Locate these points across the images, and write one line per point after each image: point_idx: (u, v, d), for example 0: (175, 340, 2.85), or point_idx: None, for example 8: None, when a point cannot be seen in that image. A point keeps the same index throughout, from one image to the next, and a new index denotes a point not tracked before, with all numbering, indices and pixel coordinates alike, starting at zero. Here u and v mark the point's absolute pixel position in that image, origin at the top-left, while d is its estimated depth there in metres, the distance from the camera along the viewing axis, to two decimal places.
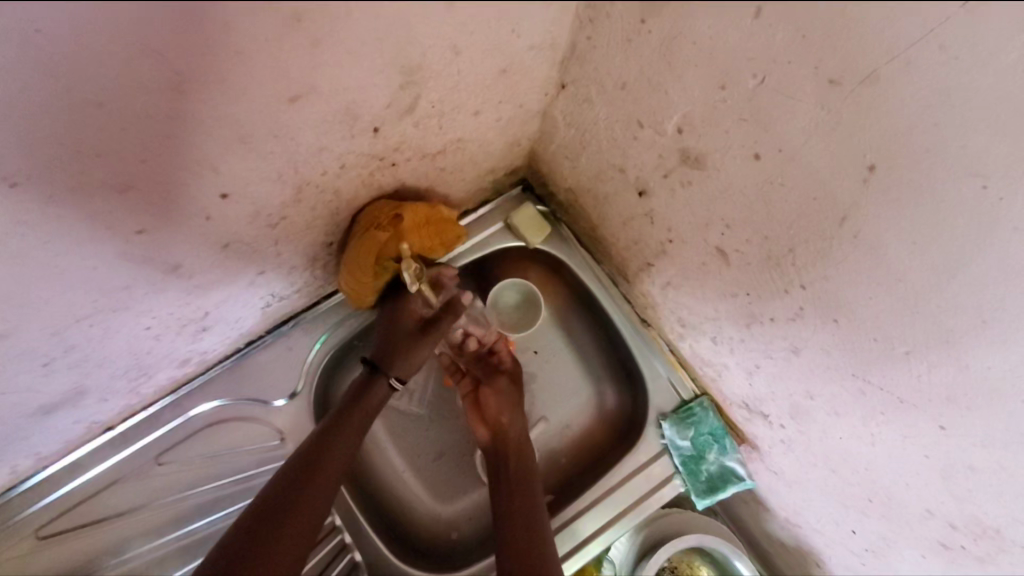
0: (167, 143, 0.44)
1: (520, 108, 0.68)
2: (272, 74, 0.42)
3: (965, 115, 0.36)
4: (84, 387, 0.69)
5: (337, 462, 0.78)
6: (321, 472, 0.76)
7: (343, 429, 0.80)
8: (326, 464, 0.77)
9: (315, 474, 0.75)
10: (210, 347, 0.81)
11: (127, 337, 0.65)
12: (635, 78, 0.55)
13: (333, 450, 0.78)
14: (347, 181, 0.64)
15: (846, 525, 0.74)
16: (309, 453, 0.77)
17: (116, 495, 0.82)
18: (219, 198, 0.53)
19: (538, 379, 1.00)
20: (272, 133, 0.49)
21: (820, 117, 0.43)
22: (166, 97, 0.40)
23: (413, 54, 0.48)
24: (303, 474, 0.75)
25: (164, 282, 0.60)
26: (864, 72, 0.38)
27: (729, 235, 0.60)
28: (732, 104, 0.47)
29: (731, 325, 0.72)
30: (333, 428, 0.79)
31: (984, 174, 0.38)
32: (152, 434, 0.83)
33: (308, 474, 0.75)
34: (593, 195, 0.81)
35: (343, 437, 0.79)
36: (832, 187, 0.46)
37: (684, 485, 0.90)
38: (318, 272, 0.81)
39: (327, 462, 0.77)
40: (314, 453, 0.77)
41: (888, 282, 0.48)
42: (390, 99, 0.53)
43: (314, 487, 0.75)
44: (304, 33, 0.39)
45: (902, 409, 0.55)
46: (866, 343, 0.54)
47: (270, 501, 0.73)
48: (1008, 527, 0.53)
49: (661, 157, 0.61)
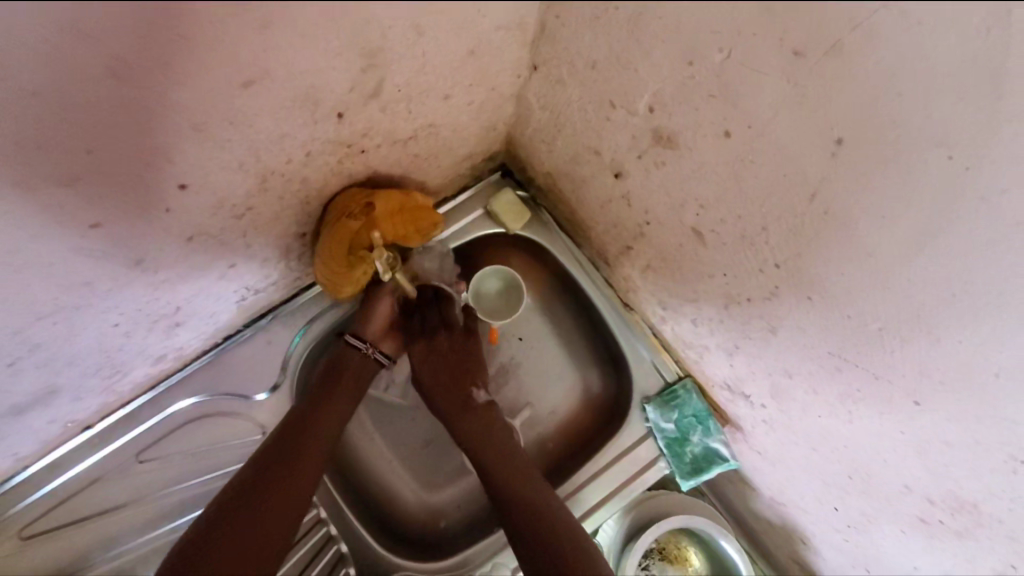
0: (114, 132, 0.42)
1: (493, 92, 0.67)
2: (220, 59, 0.41)
3: (930, 85, 0.35)
4: (54, 387, 0.68)
5: (306, 466, 0.76)
6: (287, 476, 0.74)
7: (308, 430, 0.78)
8: (293, 466, 0.75)
9: (286, 473, 0.74)
10: (185, 342, 0.79)
11: (95, 334, 0.64)
12: (603, 58, 0.53)
13: (325, 409, 0.80)
14: (315, 169, 0.62)
15: (828, 502, 0.74)
16: (272, 454, 0.75)
17: (97, 494, 0.81)
18: (178, 189, 0.52)
19: (522, 365, 1.00)
20: (227, 120, 0.47)
21: (785, 90, 0.42)
22: (106, 85, 0.39)
23: (374, 35, 0.46)
24: (262, 476, 0.73)
25: (128, 277, 0.59)
26: (827, 42, 0.36)
27: (704, 215, 0.60)
28: (700, 81, 0.46)
29: (710, 307, 0.71)
30: (296, 429, 0.78)
31: (949, 144, 0.37)
32: (131, 432, 0.82)
33: (271, 478, 0.73)
34: (570, 179, 0.80)
35: (307, 439, 0.77)
36: (801, 163, 0.46)
37: (668, 466, 0.90)
38: (293, 263, 0.80)
39: (293, 464, 0.75)
40: (307, 412, 0.79)
41: (859, 259, 0.48)
42: (352, 84, 0.52)
43: (280, 489, 0.73)
44: (250, 14, 0.38)
45: (877, 386, 0.55)
46: (841, 321, 0.54)
47: (230, 501, 0.71)
48: (985, 502, 0.53)
49: (633, 138, 0.60)
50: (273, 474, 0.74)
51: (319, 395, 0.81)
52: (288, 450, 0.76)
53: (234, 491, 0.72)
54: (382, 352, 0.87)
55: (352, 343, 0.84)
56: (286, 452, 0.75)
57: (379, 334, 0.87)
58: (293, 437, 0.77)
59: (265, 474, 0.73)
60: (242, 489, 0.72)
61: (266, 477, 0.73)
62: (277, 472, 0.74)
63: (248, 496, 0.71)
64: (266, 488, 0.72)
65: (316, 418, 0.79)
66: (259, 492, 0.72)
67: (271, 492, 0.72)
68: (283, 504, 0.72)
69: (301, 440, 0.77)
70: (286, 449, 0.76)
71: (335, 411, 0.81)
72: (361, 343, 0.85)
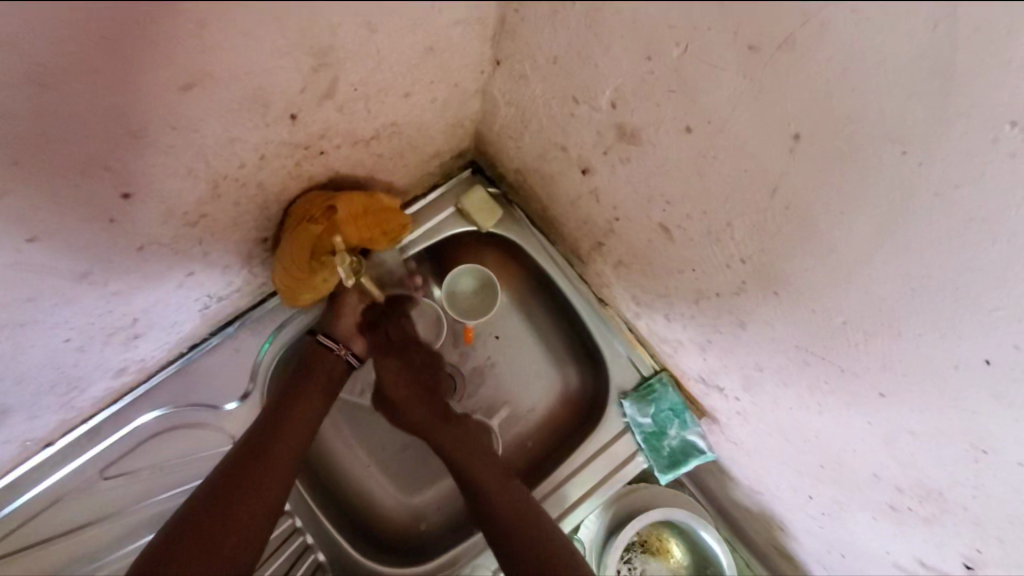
0: (40, 141, 0.40)
1: (456, 88, 0.65)
2: (156, 63, 0.39)
3: (883, 77, 0.34)
4: (5, 407, 0.65)
5: (278, 462, 0.74)
6: (259, 483, 0.71)
7: (276, 432, 0.75)
8: (261, 471, 0.72)
9: (259, 474, 0.72)
10: (147, 354, 0.77)
11: (45, 351, 0.62)
12: (564, 54, 0.51)
13: (302, 409, 0.78)
14: (271, 172, 0.61)
15: (803, 491, 0.75)
16: (236, 461, 0.72)
17: (58, 515, 0.77)
18: (121, 199, 0.50)
19: (498, 364, 0.99)
20: (169, 126, 0.45)
21: (743, 85, 0.41)
22: (26, 91, 0.37)
23: (321, 34, 0.43)
24: (227, 482, 0.70)
25: (74, 290, 0.56)
26: (781, 36, 0.35)
27: (671, 210, 0.59)
28: (659, 76, 0.45)
29: (681, 301, 0.71)
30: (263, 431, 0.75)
31: (905, 139, 0.36)
32: (94, 448, 0.79)
33: (238, 484, 0.70)
34: (540, 175, 0.79)
35: (274, 441, 0.75)
36: (762, 159, 0.45)
37: (646, 460, 0.90)
38: (257, 269, 0.78)
39: (260, 468, 0.72)
40: (282, 411, 0.77)
41: (820, 253, 0.48)
42: (304, 84, 0.49)
43: (249, 495, 0.70)
44: (181, 16, 0.35)
45: (843, 378, 0.56)
46: (806, 313, 0.54)
47: (196, 506, 0.68)
48: (949, 488, 0.54)
49: (599, 133, 0.59)
50: (240, 479, 0.71)
51: (285, 397, 0.78)
52: (255, 455, 0.73)
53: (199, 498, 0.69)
54: (354, 353, 0.85)
55: (324, 343, 0.82)
56: (254, 458, 0.73)
57: (348, 333, 0.84)
58: (265, 434, 0.75)
59: (234, 480, 0.71)
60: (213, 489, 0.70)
61: (239, 482, 0.71)
62: (242, 477, 0.71)
63: (220, 495, 0.69)
64: (233, 493, 0.70)
65: (288, 422, 0.76)
66: (233, 499, 0.69)
67: (245, 497, 0.70)
68: (252, 509, 0.70)
69: (269, 443, 0.74)
70: (252, 455, 0.73)
71: (306, 413, 0.78)
72: (334, 343, 0.83)
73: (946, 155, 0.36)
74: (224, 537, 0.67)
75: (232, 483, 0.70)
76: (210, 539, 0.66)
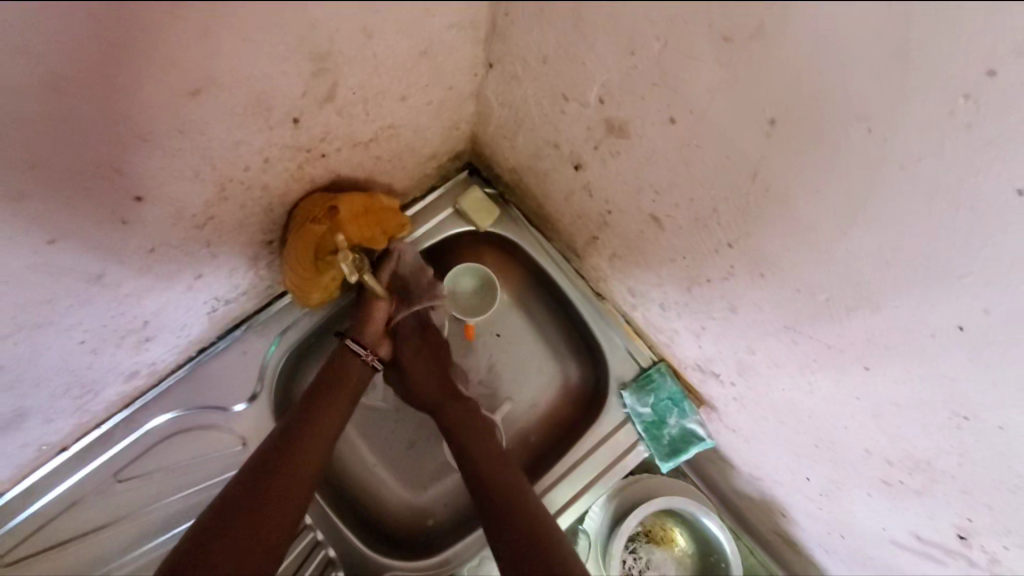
0: (58, 145, 0.43)
1: (451, 90, 0.67)
2: (164, 69, 0.41)
3: (842, 59, 0.36)
4: (23, 410, 0.67)
5: (308, 448, 0.76)
6: (290, 468, 0.74)
7: (305, 430, 0.77)
8: (292, 461, 0.74)
9: (288, 459, 0.74)
10: (158, 356, 0.79)
11: (60, 353, 0.64)
12: (553, 53, 0.54)
13: (331, 401, 0.80)
14: (275, 175, 0.63)
15: (800, 473, 0.76)
16: (267, 456, 0.74)
17: (74, 518, 0.79)
18: (134, 202, 0.52)
19: (500, 360, 1.01)
20: (178, 130, 0.48)
21: (720, 74, 0.43)
22: (47, 98, 0.39)
23: (321, 39, 0.46)
24: (259, 478, 0.72)
25: (89, 292, 0.59)
26: (751, 27, 0.38)
27: (660, 201, 0.62)
28: (642, 70, 0.48)
29: (674, 289, 0.73)
30: (294, 429, 0.77)
31: (867, 117, 0.39)
32: (107, 451, 0.81)
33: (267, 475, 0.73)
34: (534, 173, 0.81)
35: (306, 435, 0.77)
36: (742, 145, 0.47)
37: (647, 450, 0.92)
38: (262, 271, 0.80)
39: (289, 463, 0.74)
40: (314, 400, 0.80)
41: (800, 233, 0.50)
42: (305, 88, 0.52)
43: (279, 486, 0.72)
44: (190, 22, 0.38)
45: (830, 355, 0.58)
46: (792, 293, 0.56)
47: (232, 499, 0.71)
48: (937, 458, 0.55)
49: (588, 129, 0.61)
50: (268, 477, 0.73)
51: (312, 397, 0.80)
52: (284, 450, 0.75)
53: (234, 492, 0.71)
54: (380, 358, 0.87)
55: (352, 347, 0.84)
56: (286, 449, 0.75)
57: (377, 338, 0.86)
58: (295, 425, 0.77)
59: (268, 467, 0.73)
60: (250, 479, 0.72)
61: (271, 469, 0.73)
62: (274, 470, 0.73)
63: (255, 485, 0.72)
64: (260, 491, 0.71)
65: (317, 414, 0.79)
66: (266, 483, 0.72)
67: (278, 481, 0.73)
68: (282, 503, 0.72)
69: (294, 440, 0.76)
70: (282, 450, 0.75)
71: (334, 405, 0.80)
72: (362, 350, 0.85)
73: (905, 129, 0.38)
74: (257, 518, 0.69)
75: (264, 470, 0.73)
76: (245, 519, 0.69)
